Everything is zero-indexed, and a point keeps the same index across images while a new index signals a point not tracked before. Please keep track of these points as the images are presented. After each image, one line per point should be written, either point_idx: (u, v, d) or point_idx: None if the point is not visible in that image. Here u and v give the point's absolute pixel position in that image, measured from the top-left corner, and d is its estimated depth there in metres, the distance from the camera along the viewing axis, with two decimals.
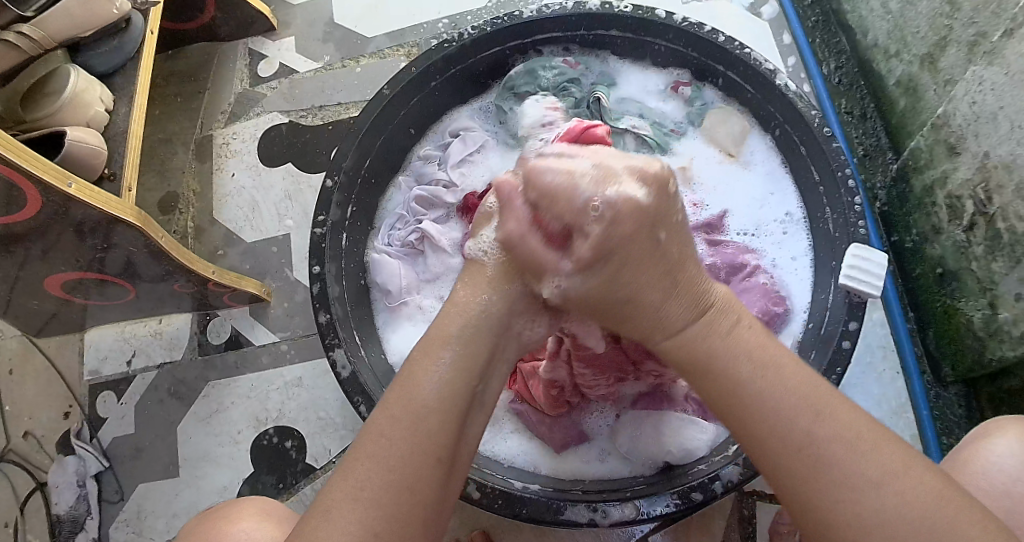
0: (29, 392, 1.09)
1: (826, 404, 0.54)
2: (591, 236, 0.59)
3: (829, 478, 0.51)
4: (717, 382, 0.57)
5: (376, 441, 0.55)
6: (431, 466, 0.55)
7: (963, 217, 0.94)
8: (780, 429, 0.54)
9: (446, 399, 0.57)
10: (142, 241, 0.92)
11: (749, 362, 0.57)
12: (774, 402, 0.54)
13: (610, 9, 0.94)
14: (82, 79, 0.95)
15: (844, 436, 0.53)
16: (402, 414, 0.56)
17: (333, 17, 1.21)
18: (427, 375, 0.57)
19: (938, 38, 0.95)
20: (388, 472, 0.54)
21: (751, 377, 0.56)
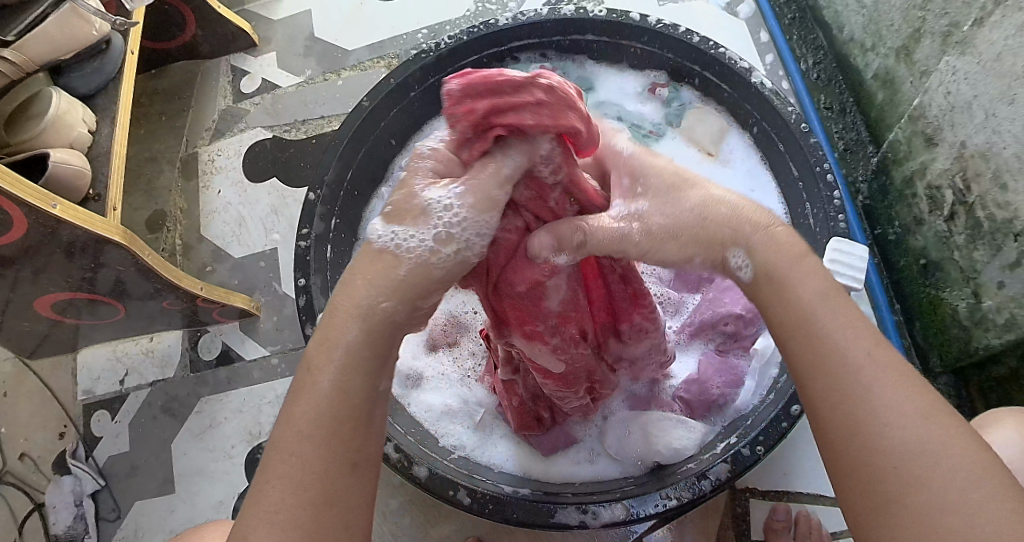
0: (24, 414, 1.09)
1: (894, 356, 0.52)
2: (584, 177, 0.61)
3: (882, 443, 0.49)
4: (787, 322, 0.55)
5: (283, 460, 0.51)
6: (344, 472, 0.52)
7: (943, 207, 0.95)
8: (844, 381, 0.51)
9: (341, 401, 0.53)
10: (130, 260, 0.93)
11: (825, 300, 0.55)
12: (846, 352, 0.52)
13: (584, 14, 0.96)
14: (64, 101, 0.95)
15: (895, 395, 0.50)
16: (307, 427, 0.52)
17: (314, 32, 1.22)
18: (321, 377, 0.53)
19: (912, 29, 0.96)
20: (302, 489, 0.51)
21: (821, 309, 0.54)
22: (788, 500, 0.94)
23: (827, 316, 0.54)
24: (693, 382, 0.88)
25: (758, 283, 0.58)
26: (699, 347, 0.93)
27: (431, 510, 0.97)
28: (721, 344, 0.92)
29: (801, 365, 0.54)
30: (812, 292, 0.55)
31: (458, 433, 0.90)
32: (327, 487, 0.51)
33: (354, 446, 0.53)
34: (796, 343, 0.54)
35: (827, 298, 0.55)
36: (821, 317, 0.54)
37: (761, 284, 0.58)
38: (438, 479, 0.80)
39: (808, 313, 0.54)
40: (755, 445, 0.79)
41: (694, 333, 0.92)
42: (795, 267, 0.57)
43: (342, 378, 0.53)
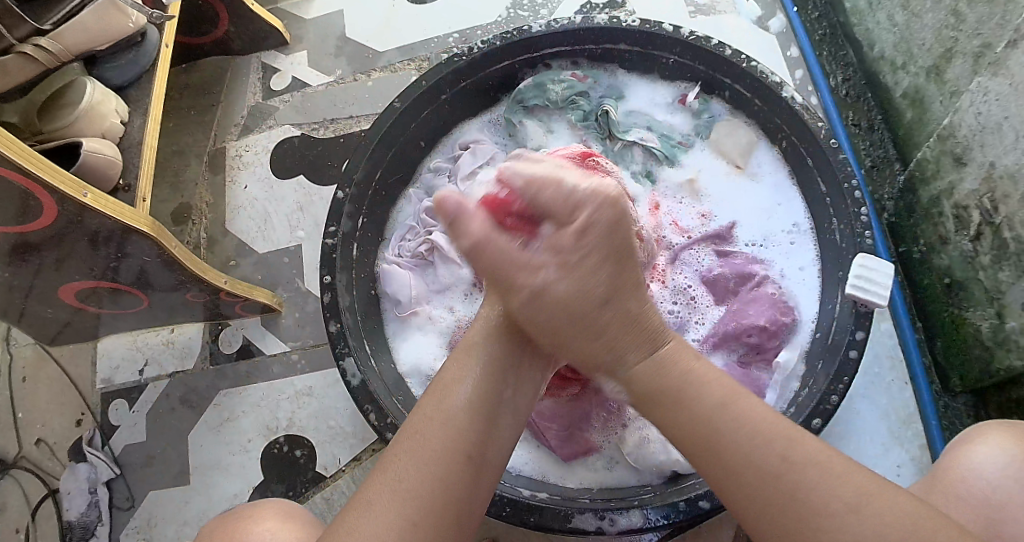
0: (42, 400, 1.10)
1: (809, 447, 0.59)
2: (576, 222, 0.63)
3: (828, 538, 0.55)
4: (693, 436, 0.61)
5: (413, 438, 0.63)
6: (462, 463, 0.61)
7: (969, 227, 0.94)
8: (770, 487, 0.57)
9: (474, 403, 0.64)
10: (155, 251, 0.94)
11: (725, 404, 0.61)
12: (759, 462, 0.58)
13: (618, 24, 0.96)
14: (99, 91, 0.96)
15: (822, 490, 0.56)
16: (438, 419, 0.63)
17: (345, 32, 1.23)
18: (458, 383, 0.66)
19: (943, 49, 0.96)
20: (427, 467, 0.60)
21: (716, 411, 0.61)
22: None
23: (731, 429, 0.60)
24: None
25: (651, 394, 0.64)
26: (718, 360, 0.92)
27: None
28: (743, 356, 0.91)
29: (714, 471, 0.60)
30: (711, 400, 0.61)
31: None
32: (445, 472, 0.60)
33: (474, 443, 0.63)
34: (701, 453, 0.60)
35: (729, 401, 0.61)
36: (721, 426, 0.60)
37: (659, 396, 0.64)
38: None
39: (712, 426, 0.60)
40: None
41: (717, 343, 0.91)
42: (685, 376, 0.64)
43: (481, 380, 0.66)
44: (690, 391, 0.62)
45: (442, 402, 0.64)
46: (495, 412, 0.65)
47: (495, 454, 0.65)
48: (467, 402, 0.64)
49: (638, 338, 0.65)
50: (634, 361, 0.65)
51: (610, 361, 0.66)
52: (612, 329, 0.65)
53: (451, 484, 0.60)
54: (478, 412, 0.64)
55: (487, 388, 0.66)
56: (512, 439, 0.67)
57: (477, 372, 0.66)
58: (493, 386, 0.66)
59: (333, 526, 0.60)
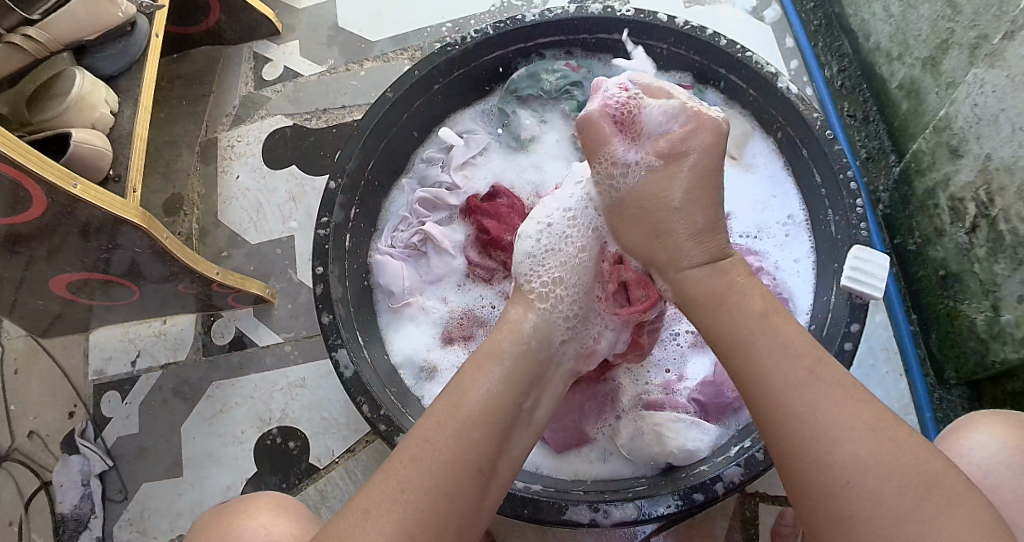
0: (34, 392, 1.09)
1: (832, 372, 0.60)
2: (671, 136, 0.71)
3: (834, 456, 0.55)
4: (729, 342, 0.63)
5: (419, 444, 0.63)
6: (472, 472, 0.62)
7: (965, 219, 0.94)
8: (788, 401, 0.58)
9: (489, 411, 0.66)
10: (146, 242, 0.93)
11: (764, 317, 0.63)
12: (784, 376, 0.59)
13: (612, 13, 0.95)
14: (88, 81, 0.96)
15: (838, 411, 0.57)
16: (450, 422, 0.64)
17: (337, 21, 1.22)
18: (475, 387, 0.67)
19: (939, 40, 0.95)
20: (433, 474, 0.61)
21: (752, 323, 0.63)
22: None
23: (764, 335, 0.62)
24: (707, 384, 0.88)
25: (693, 304, 0.68)
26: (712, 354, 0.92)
27: None
28: None
29: (744, 378, 0.62)
30: (751, 311, 0.64)
31: None
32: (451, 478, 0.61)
33: (484, 455, 0.64)
34: (735, 361, 0.62)
35: (769, 317, 0.63)
36: (754, 339, 0.62)
37: (701, 306, 0.67)
38: None
39: (747, 333, 0.62)
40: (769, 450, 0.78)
41: None
42: (730, 291, 0.66)
43: (495, 386, 0.67)
44: (729, 304, 0.65)
45: (454, 406, 0.65)
46: (509, 426, 0.66)
47: (502, 465, 0.66)
48: (483, 407, 0.65)
49: (700, 250, 0.69)
50: (685, 270, 0.69)
51: (664, 261, 0.70)
52: (677, 230, 0.70)
53: (458, 491, 0.61)
54: (491, 417, 0.65)
55: (501, 396, 0.67)
56: (526, 449, 0.69)
57: (499, 375, 0.68)
58: (512, 397, 0.67)
59: (330, 527, 0.60)
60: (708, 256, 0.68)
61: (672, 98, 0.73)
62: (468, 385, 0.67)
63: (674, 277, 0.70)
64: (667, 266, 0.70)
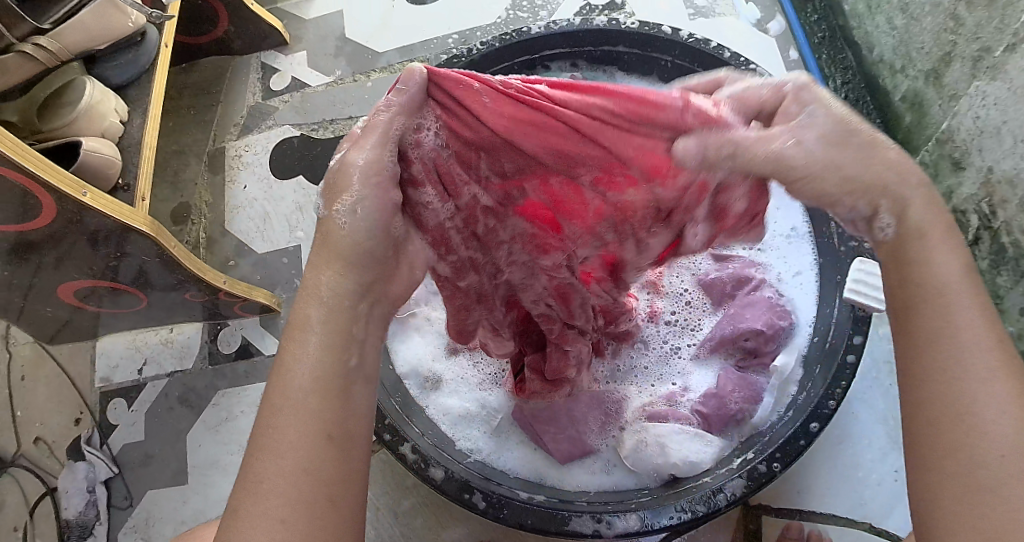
0: (40, 398, 1.10)
1: (1010, 357, 0.53)
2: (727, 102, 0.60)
3: (984, 436, 0.51)
4: (924, 291, 0.56)
5: (265, 433, 0.53)
6: (324, 445, 0.53)
7: (968, 232, 0.94)
8: (960, 369, 0.53)
9: (320, 371, 0.55)
10: (154, 251, 0.94)
11: (965, 283, 0.55)
12: (967, 335, 0.54)
13: (615, 26, 0.97)
14: (98, 90, 0.97)
15: (1002, 394, 0.52)
16: (293, 402, 0.54)
17: (345, 32, 1.23)
18: (297, 350, 0.55)
19: (943, 52, 0.96)
20: (280, 459, 0.52)
21: (957, 288, 0.55)
22: (802, 518, 0.94)
23: (962, 299, 0.55)
24: (711, 396, 0.89)
25: (905, 239, 0.58)
26: (719, 363, 0.93)
27: (442, 512, 0.97)
28: (741, 360, 0.92)
29: (921, 338, 0.55)
30: (954, 269, 0.56)
31: (474, 437, 0.91)
32: (307, 457, 0.52)
33: (338, 419, 0.54)
34: (922, 319, 0.55)
35: (969, 286, 0.55)
36: (954, 292, 0.55)
37: (901, 259, 0.58)
38: (455, 482, 0.80)
39: (944, 293, 0.55)
40: (772, 462, 0.79)
41: (714, 348, 0.92)
42: (941, 244, 0.57)
43: (319, 358, 0.55)
44: (932, 260, 0.56)
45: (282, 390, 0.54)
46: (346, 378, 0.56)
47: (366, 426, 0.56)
48: (311, 360, 0.55)
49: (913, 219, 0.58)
50: (913, 195, 0.58)
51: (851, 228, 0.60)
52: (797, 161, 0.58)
53: (312, 470, 0.52)
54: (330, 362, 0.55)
55: (331, 363, 0.55)
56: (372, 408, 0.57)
57: (319, 343, 0.56)
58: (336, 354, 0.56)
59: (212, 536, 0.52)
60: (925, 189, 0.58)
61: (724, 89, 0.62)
62: (286, 362, 0.55)
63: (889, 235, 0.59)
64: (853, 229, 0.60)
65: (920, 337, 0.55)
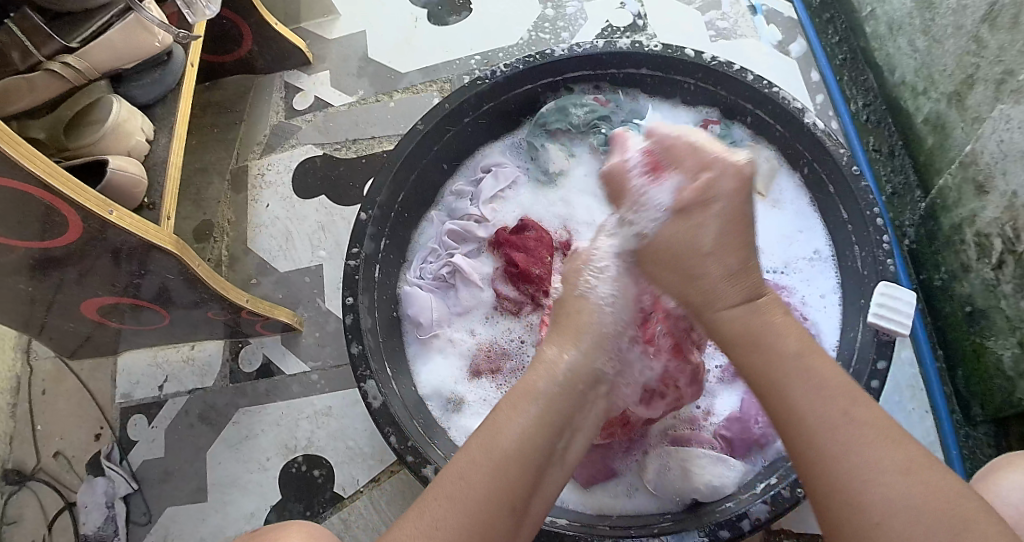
0: (60, 413, 1.10)
1: (868, 414, 0.58)
2: (700, 181, 0.66)
3: (864, 504, 0.54)
4: (760, 375, 0.62)
5: (456, 478, 0.61)
6: (506, 514, 0.61)
7: (991, 255, 0.94)
8: (823, 439, 0.57)
9: (524, 447, 0.63)
10: (177, 268, 0.94)
11: (803, 357, 0.62)
12: (820, 415, 0.58)
13: (640, 48, 0.96)
14: (125, 109, 0.98)
15: (873, 456, 0.56)
16: (485, 461, 0.62)
17: (368, 52, 1.24)
18: (512, 421, 0.64)
19: (965, 75, 0.96)
20: (463, 514, 0.59)
21: (793, 358, 0.62)
22: None
23: (797, 372, 0.61)
24: (734, 420, 0.89)
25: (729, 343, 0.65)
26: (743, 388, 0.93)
27: None
28: None
29: (778, 413, 0.60)
30: (788, 349, 0.62)
31: None
32: (486, 520, 0.60)
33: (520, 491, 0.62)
34: (771, 403, 0.61)
35: (802, 354, 0.62)
36: (791, 379, 0.60)
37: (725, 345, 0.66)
38: None
39: (779, 366, 0.61)
40: (796, 486, 0.78)
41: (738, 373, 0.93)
42: (755, 320, 0.64)
43: (532, 424, 0.64)
44: (767, 338, 0.63)
45: (491, 444, 0.63)
46: (546, 461, 0.64)
47: (537, 504, 0.65)
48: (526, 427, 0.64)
49: (732, 290, 0.65)
50: (727, 314, 0.65)
51: (700, 301, 0.66)
52: (711, 271, 0.66)
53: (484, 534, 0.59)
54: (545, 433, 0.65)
55: (535, 437, 0.64)
56: (555, 486, 0.67)
57: (534, 415, 0.65)
58: (546, 436, 0.64)
59: None
60: (733, 273, 0.66)
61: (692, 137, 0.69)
62: (504, 425, 0.64)
63: (709, 320, 0.66)
64: (703, 307, 0.66)
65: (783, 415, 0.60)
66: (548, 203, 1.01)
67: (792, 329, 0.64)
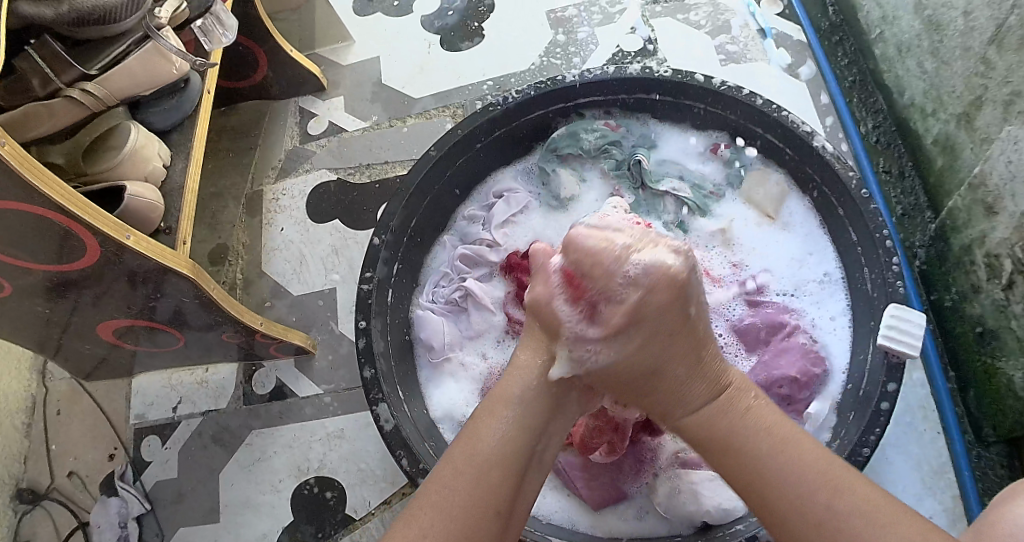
0: (75, 433, 1.11)
1: (861, 495, 0.58)
2: (627, 303, 0.62)
3: None
4: (743, 475, 0.61)
5: (439, 490, 0.61)
6: (490, 518, 0.60)
7: (1001, 276, 0.94)
8: (824, 531, 0.58)
9: (506, 452, 0.63)
10: (191, 291, 0.95)
11: (776, 456, 0.61)
12: (812, 509, 0.58)
13: (651, 74, 0.97)
14: (143, 135, 1.00)
15: (875, 538, 0.56)
16: (464, 465, 0.62)
17: (381, 78, 1.26)
18: (494, 422, 0.64)
19: (974, 97, 0.97)
20: (450, 521, 0.59)
21: (770, 451, 0.61)
22: None
23: (778, 469, 0.60)
24: None
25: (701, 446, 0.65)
26: None
27: None
28: None
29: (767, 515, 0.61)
30: (761, 449, 0.61)
31: None
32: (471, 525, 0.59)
33: (505, 498, 0.61)
34: (756, 503, 0.61)
35: (780, 446, 0.61)
36: (778, 479, 0.60)
37: (706, 447, 0.65)
38: None
39: (757, 464, 0.61)
40: None
41: None
42: (724, 422, 0.64)
43: (512, 429, 0.64)
44: (739, 443, 0.62)
45: (469, 441, 0.63)
46: (525, 467, 0.64)
47: (520, 509, 0.64)
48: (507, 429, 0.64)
49: (697, 391, 0.65)
50: (685, 418, 0.66)
51: (666, 407, 0.67)
52: (668, 383, 0.66)
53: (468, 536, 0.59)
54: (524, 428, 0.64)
55: (517, 439, 0.64)
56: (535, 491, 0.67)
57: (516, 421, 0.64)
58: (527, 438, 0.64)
59: None
60: (689, 377, 0.65)
61: (622, 249, 0.62)
62: (482, 428, 0.64)
63: (672, 425, 0.67)
64: (668, 412, 0.67)
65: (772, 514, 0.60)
66: (559, 227, 1.02)
67: (757, 401, 0.65)
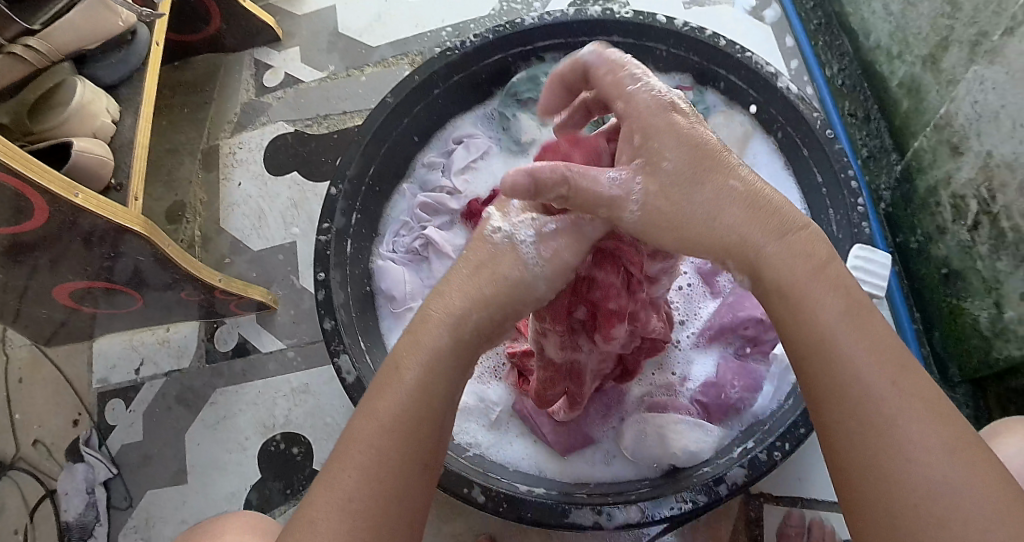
0: (38, 400, 1.09)
1: (919, 384, 0.52)
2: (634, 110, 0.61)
3: (909, 480, 0.49)
4: (805, 337, 0.55)
5: (359, 449, 0.54)
6: (419, 472, 0.55)
7: (967, 217, 0.94)
8: (868, 412, 0.51)
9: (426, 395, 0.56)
10: (148, 250, 0.93)
11: (848, 324, 0.54)
12: (866, 385, 0.52)
13: (610, 15, 0.95)
14: (89, 90, 0.96)
15: (919, 431, 0.50)
16: (387, 420, 0.55)
17: (337, 27, 1.22)
18: (411, 362, 0.57)
19: (940, 38, 0.95)
20: (375, 480, 0.54)
21: (841, 327, 0.54)
22: (803, 506, 0.93)
23: (841, 334, 0.54)
24: (710, 386, 0.89)
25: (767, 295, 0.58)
26: (716, 353, 0.94)
27: (443, 507, 0.97)
28: (739, 348, 0.93)
29: (820, 387, 0.54)
30: (833, 312, 0.55)
31: (473, 431, 0.91)
32: (400, 485, 0.54)
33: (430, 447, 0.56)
34: (812, 367, 0.55)
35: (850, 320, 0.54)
36: (843, 346, 0.53)
37: (773, 298, 0.58)
38: (454, 475, 0.80)
39: (823, 327, 0.54)
40: (772, 450, 0.78)
41: (713, 336, 0.93)
42: (794, 269, 0.57)
43: (426, 374, 0.57)
44: (808, 302, 0.55)
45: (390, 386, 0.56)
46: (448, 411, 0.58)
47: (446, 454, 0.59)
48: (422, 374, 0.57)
49: (757, 223, 0.59)
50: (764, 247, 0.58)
51: (733, 247, 0.59)
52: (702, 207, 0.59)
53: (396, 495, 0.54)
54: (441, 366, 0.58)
55: (440, 378, 0.57)
56: None
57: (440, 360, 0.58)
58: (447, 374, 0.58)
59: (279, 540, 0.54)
60: (750, 207, 0.59)
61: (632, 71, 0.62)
62: (395, 376, 0.57)
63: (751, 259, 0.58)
64: (739, 250, 0.59)
65: (823, 388, 0.54)
66: None
67: (826, 257, 0.57)
